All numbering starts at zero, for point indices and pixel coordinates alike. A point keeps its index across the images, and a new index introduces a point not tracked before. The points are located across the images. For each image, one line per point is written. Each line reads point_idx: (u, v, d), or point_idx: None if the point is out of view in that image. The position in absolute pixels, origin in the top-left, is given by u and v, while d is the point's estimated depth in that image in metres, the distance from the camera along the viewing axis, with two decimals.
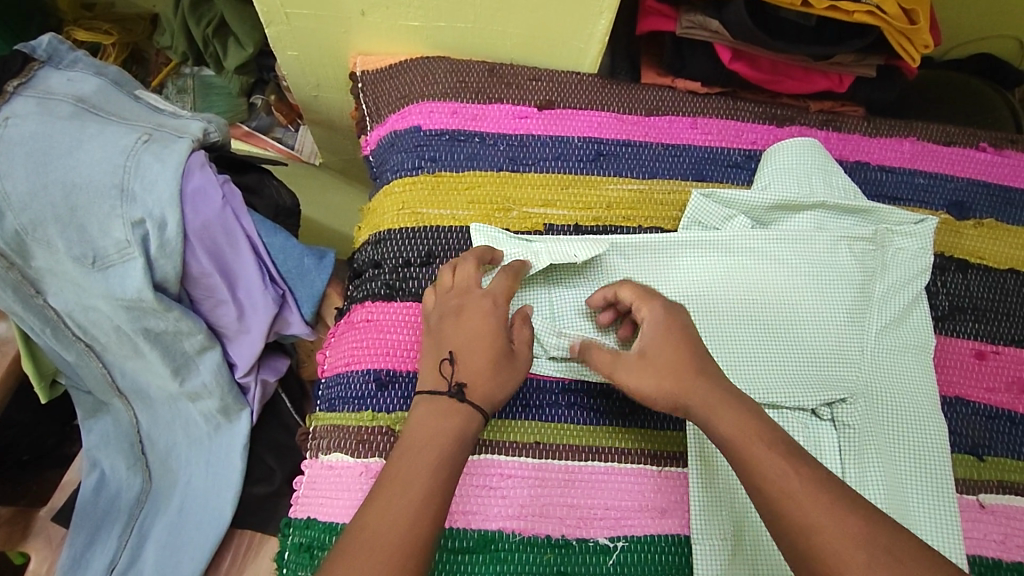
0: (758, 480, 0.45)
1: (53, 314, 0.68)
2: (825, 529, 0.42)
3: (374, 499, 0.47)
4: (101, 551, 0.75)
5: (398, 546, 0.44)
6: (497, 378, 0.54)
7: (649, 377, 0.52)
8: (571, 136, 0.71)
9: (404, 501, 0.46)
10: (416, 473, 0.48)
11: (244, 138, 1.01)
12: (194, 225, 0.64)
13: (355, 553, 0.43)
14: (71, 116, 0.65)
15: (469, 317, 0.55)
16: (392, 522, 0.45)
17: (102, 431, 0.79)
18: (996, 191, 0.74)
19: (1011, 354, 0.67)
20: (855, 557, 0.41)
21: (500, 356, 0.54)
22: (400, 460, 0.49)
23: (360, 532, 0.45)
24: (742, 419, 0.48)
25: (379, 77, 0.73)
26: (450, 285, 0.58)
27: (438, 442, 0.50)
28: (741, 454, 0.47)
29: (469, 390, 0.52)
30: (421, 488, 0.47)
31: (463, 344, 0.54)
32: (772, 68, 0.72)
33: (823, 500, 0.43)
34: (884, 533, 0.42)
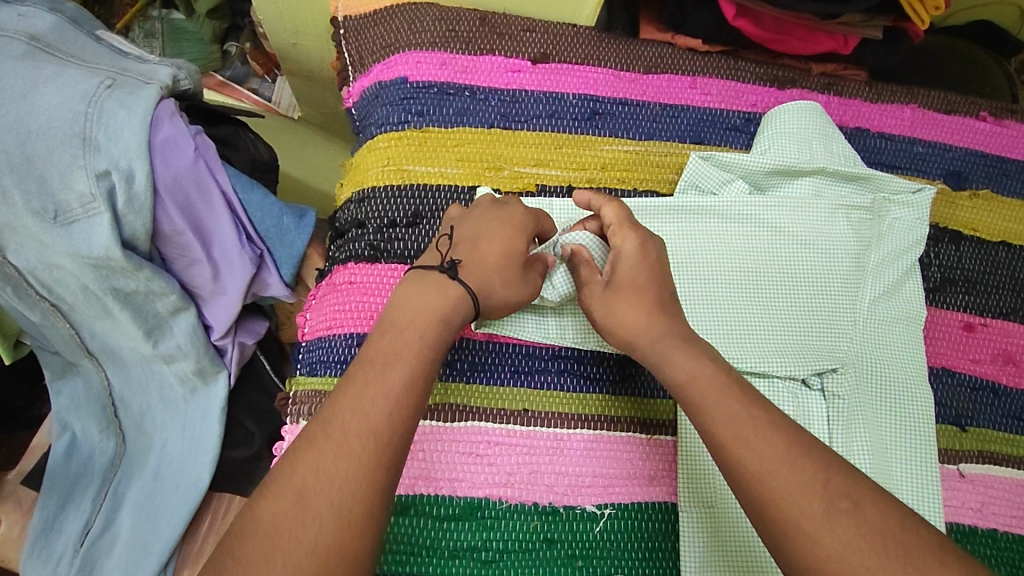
0: (709, 422, 0.44)
1: (14, 272, 0.64)
2: (776, 475, 0.40)
3: (341, 391, 0.43)
4: (74, 516, 0.73)
5: (371, 438, 0.41)
6: (498, 274, 0.51)
7: (610, 306, 0.52)
8: (565, 93, 0.67)
9: (377, 393, 0.43)
10: (389, 361, 0.45)
11: (218, 88, 0.95)
12: (164, 177, 0.60)
13: (320, 448, 0.40)
14: (23, 57, 0.59)
15: (495, 212, 0.55)
16: (364, 415, 0.42)
17: (72, 392, 0.75)
18: (993, 162, 0.72)
19: (999, 326, 0.67)
20: (807, 503, 0.39)
21: (510, 265, 0.52)
22: (376, 345, 0.46)
23: (326, 429, 0.41)
24: (691, 363, 0.47)
25: (363, 23, 0.68)
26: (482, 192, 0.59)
27: (421, 326, 0.47)
28: (695, 403, 0.45)
29: (463, 269, 0.51)
30: (396, 376, 0.44)
31: (478, 234, 0.53)
32: (776, 26, 0.68)
33: (777, 447, 0.41)
34: (841, 479, 0.40)
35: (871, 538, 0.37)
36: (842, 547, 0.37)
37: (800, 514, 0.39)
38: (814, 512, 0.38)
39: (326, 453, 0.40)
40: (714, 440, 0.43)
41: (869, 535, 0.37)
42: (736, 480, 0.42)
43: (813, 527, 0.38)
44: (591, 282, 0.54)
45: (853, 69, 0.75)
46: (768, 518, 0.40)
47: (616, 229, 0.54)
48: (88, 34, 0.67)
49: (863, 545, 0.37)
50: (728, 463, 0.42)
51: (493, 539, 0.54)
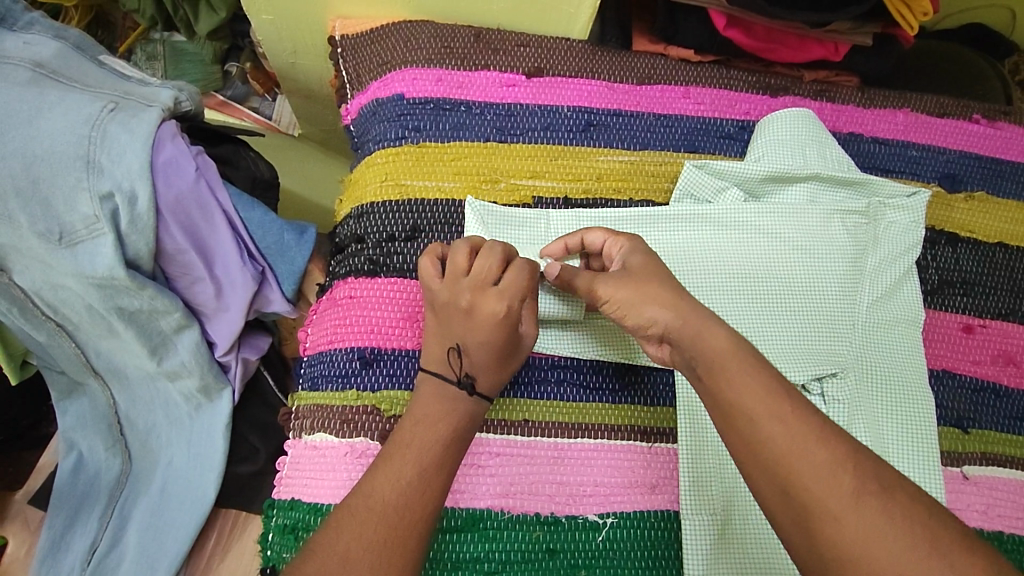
0: (743, 395, 0.42)
1: (20, 293, 0.65)
2: (808, 455, 0.39)
3: (380, 467, 0.47)
4: (81, 534, 0.74)
5: (408, 516, 0.44)
6: (506, 365, 0.53)
7: (632, 297, 0.49)
8: (560, 106, 0.68)
9: (413, 473, 0.46)
10: (426, 448, 0.48)
11: (218, 107, 0.97)
12: (167, 198, 0.61)
13: (363, 517, 0.44)
14: (29, 82, 0.61)
15: (481, 319, 0.51)
16: (401, 493, 0.45)
17: (78, 411, 0.76)
18: (987, 163, 0.73)
19: (999, 327, 0.67)
20: (837, 483, 0.38)
21: (509, 348, 0.52)
22: (409, 430, 0.49)
23: (368, 500, 0.45)
24: (729, 338, 0.44)
25: (359, 42, 0.70)
26: (459, 272, 0.53)
27: (452, 418, 0.50)
28: (731, 375, 0.42)
29: (478, 382, 0.52)
30: (430, 462, 0.47)
31: (475, 341, 0.51)
32: (766, 35, 0.69)
33: (811, 427, 0.40)
34: (868, 463, 0.39)
35: (900, 522, 0.36)
36: (869, 531, 0.36)
37: (831, 496, 0.37)
38: (846, 495, 0.37)
39: (366, 524, 0.43)
40: (747, 422, 0.41)
41: (900, 521, 0.37)
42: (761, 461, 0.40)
43: (840, 508, 0.37)
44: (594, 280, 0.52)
45: (845, 75, 0.75)
46: (796, 494, 0.38)
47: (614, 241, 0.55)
48: (91, 59, 0.68)
49: (893, 529, 0.36)
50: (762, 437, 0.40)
51: (496, 550, 0.54)
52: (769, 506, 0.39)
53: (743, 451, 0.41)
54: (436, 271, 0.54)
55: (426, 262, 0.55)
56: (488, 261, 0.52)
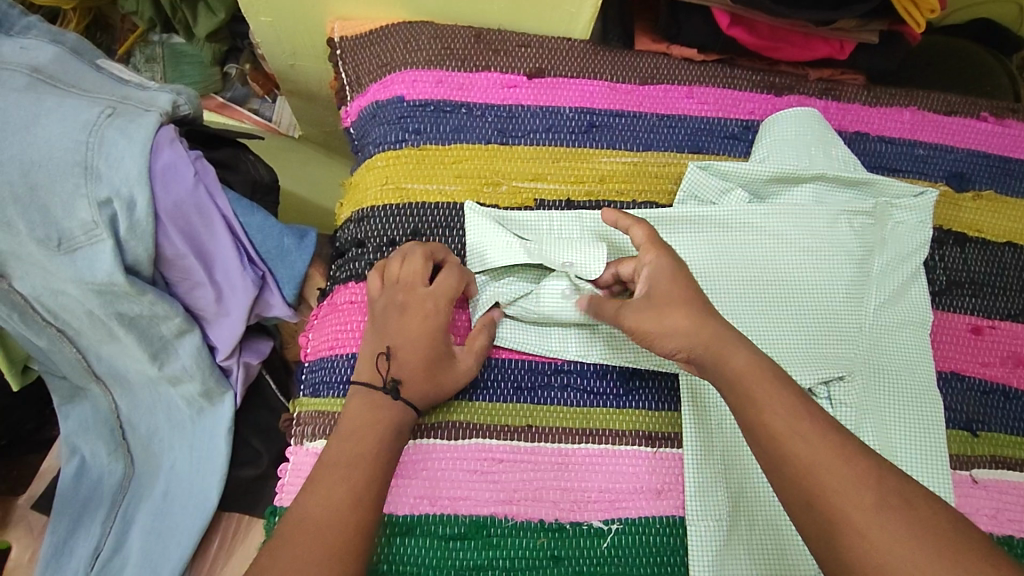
0: (763, 412, 0.43)
1: (20, 299, 0.65)
2: (829, 467, 0.40)
3: (313, 487, 0.48)
4: (84, 540, 0.73)
5: (345, 532, 0.46)
6: (433, 375, 0.54)
7: (655, 320, 0.50)
8: (562, 106, 0.68)
9: (346, 489, 0.48)
10: (356, 462, 0.49)
11: (218, 110, 0.96)
12: (165, 203, 0.61)
13: (299, 538, 0.45)
14: (26, 88, 0.60)
15: (413, 317, 0.56)
16: (335, 509, 0.47)
17: (80, 416, 0.76)
18: (995, 162, 0.72)
19: (1008, 328, 0.66)
20: (857, 496, 0.39)
21: (438, 357, 0.55)
22: (338, 446, 0.50)
23: (304, 521, 0.46)
24: (751, 357, 0.46)
25: (359, 44, 0.69)
26: (395, 279, 0.57)
27: (380, 430, 0.51)
28: (752, 394, 0.44)
29: (403, 388, 0.53)
30: (361, 477, 0.48)
31: (405, 341, 0.55)
32: (770, 34, 0.68)
33: (831, 441, 0.41)
34: (890, 476, 0.40)
35: (922, 533, 0.38)
36: (892, 540, 0.37)
37: (849, 505, 0.39)
38: (866, 505, 0.39)
39: (303, 544, 0.45)
40: (772, 438, 0.42)
41: (922, 532, 0.38)
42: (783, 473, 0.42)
43: (863, 519, 0.38)
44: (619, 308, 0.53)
45: (850, 73, 0.74)
46: (817, 506, 0.40)
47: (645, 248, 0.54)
48: (89, 63, 0.68)
49: (914, 539, 0.37)
50: (782, 450, 0.42)
51: (500, 558, 0.54)
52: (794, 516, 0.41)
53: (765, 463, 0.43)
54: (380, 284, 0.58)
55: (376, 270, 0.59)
56: (417, 266, 0.57)
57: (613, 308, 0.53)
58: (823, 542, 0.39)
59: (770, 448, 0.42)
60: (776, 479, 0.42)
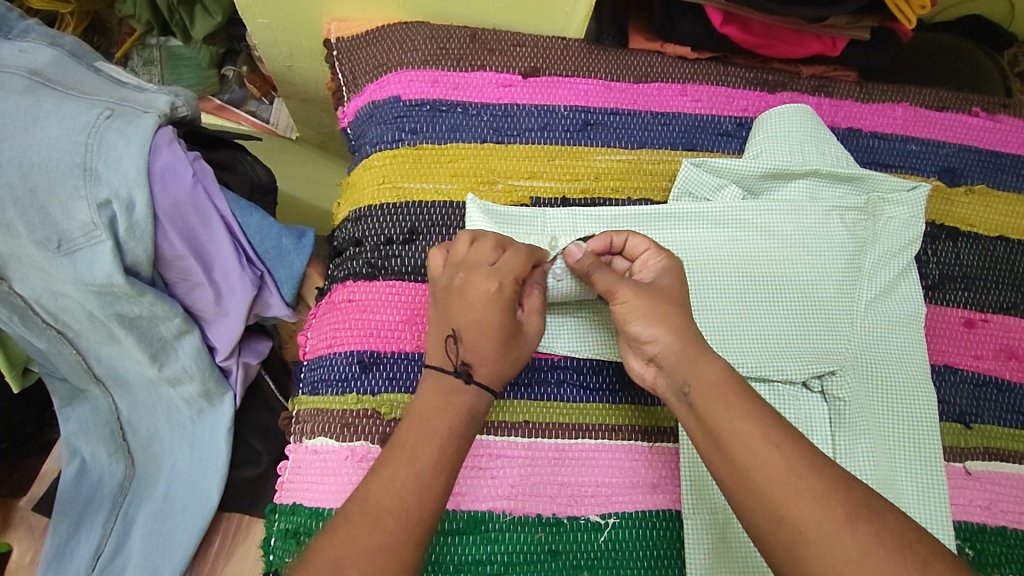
0: (725, 430, 0.43)
1: (21, 301, 0.65)
2: (795, 483, 0.40)
3: (379, 469, 0.46)
4: (86, 540, 0.74)
5: (407, 519, 0.43)
6: (502, 354, 0.52)
7: (646, 307, 0.50)
8: (557, 105, 0.68)
9: (413, 473, 0.45)
10: (426, 445, 0.47)
11: (216, 112, 0.96)
12: (164, 205, 0.61)
13: (356, 524, 0.43)
14: (25, 91, 0.61)
15: (478, 298, 0.52)
16: (399, 494, 0.44)
17: (81, 417, 0.76)
18: (987, 156, 0.72)
19: (1000, 321, 0.66)
20: (825, 510, 0.39)
21: (506, 334, 0.52)
22: (409, 429, 0.48)
23: (364, 506, 0.44)
24: (715, 372, 0.46)
25: (355, 44, 0.69)
26: (459, 258, 0.54)
27: (454, 413, 0.49)
28: (713, 412, 0.44)
29: (475, 370, 0.51)
30: (429, 462, 0.46)
31: (471, 323, 0.51)
32: (763, 32, 0.69)
33: (795, 456, 0.41)
34: (856, 492, 0.40)
35: (887, 547, 0.38)
36: (858, 555, 0.37)
37: (817, 522, 0.39)
38: (833, 521, 0.39)
39: (364, 529, 0.42)
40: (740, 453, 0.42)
41: (887, 546, 0.38)
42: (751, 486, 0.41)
43: (830, 536, 0.38)
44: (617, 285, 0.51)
45: (843, 70, 0.75)
46: (786, 525, 0.39)
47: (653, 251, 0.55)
48: (87, 66, 0.68)
49: (880, 554, 0.37)
50: (747, 468, 0.41)
51: (499, 552, 0.54)
52: (762, 536, 0.40)
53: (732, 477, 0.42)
54: (443, 262, 0.56)
55: (440, 246, 0.57)
56: (483, 250, 0.54)
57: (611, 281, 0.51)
58: (789, 561, 0.39)
59: (736, 466, 0.42)
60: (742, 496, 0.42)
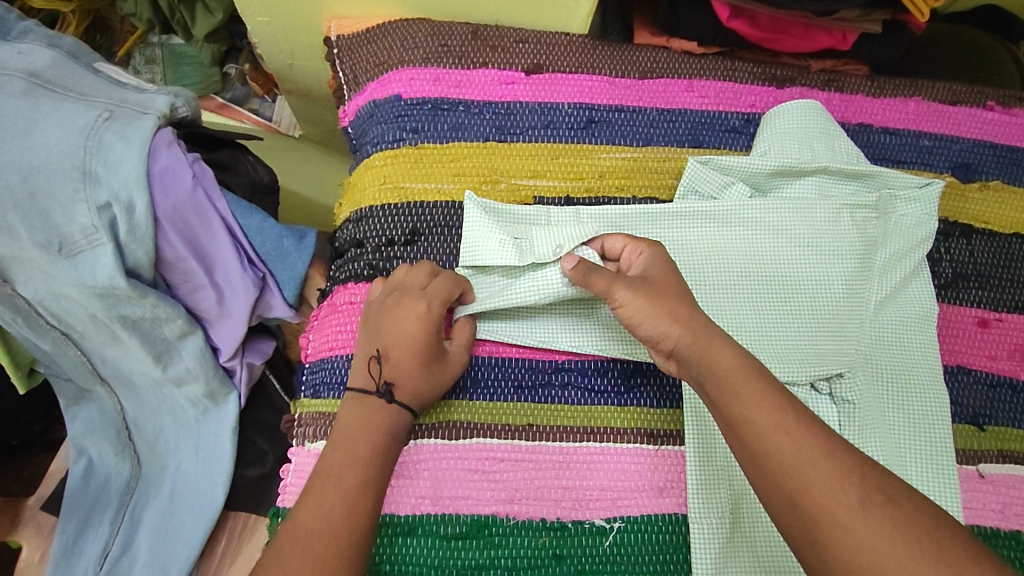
0: (743, 414, 0.43)
1: (24, 303, 0.65)
2: (811, 465, 0.40)
3: (305, 499, 0.48)
4: (93, 539, 0.74)
5: (334, 542, 0.45)
6: (425, 379, 0.54)
7: (652, 306, 0.49)
8: (561, 102, 0.67)
9: (338, 498, 0.47)
10: (346, 470, 0.49)
11: (218, 110, 0.97)
12: (164, 207, 0.61)
13: (287, 553, 0.45)
14: (24, 93, 0.60)
15: (403, 319, 0.55)
16: (325, 520, 0.46)
17: (87, 418, 0.76)
18: (1002, 152, 0.71)
19: (1015, 321, 0.65)
20: (841, 493, 0.38)
21: (429, 358, 0.55)
22: (331, 456, 0.50)
23: (291, 536, 0.46)
24: (731, 354, 0.46)
25: (356, 42, 0.69)
26: (391, 285, 0.57)
27: (371, 433, 0.51)
28: (731, 394, 0.44)
29: (397, 391, 0.53)
30: (353, 486, 0.48)
31: (395, 343, 0.54)
32: (772, 26, 0.67)
33: (812, 438, 0.41)
34: (874, 475, 0.39)
35: (907, 532, 0.37)
36: (877, 540, 0.37)
37: (835, 505, 0.38)
38: (850, 503, 0.38)
39: (294, 558, 0.44)
40: (756, 436, 0.42)
41: (906, 531, 0.37)
42: (765, 469, 0.41)
43: (846, 517, 0.38)
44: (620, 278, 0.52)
45: (854, 64, 0.73)
46: (802, 509, 0.39)
47: (633, 246, 0.56)
48: (87, 66, 0.68)
49: (899, 539, 0.37)
50: (764, 451, 0.41)
51: (502, 557, 0.54)
52: (778, 517, 0.40)
53: (750, 464, 0.42)
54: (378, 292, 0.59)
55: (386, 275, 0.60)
56: (410, 274, 0.58)
57: (609, 280, 0.51)
58: (806, 545, 0.39)
59: (753, 451, 0.42)
60: (760, 479, 0.41)
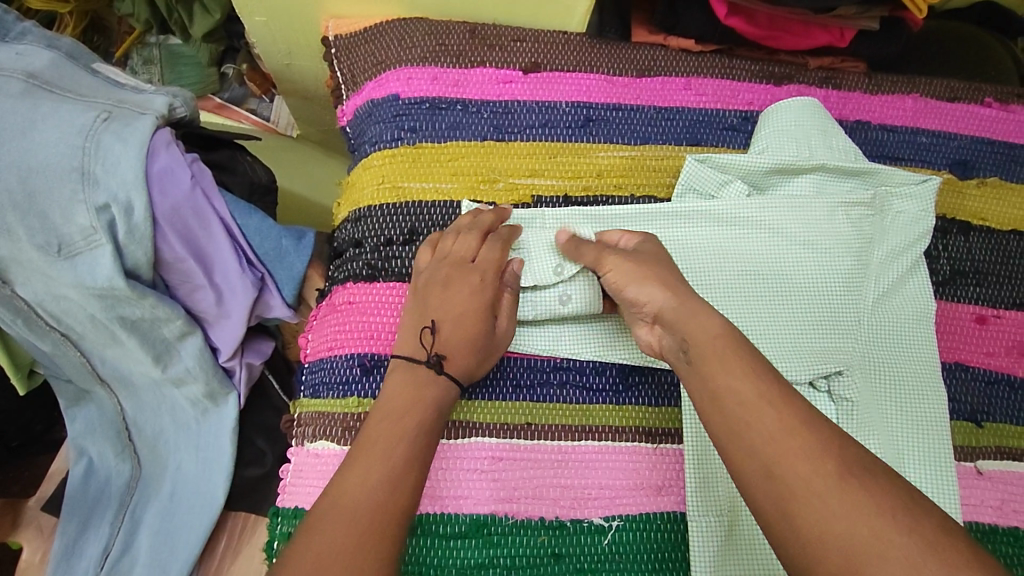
0: (723, 384, 0.42)
1: (23, 305, 0.65)
2: (786, 436, 0.39)
3: (350, 468, 0.46)
4: (93, 540, 0.74)
5: (377, 510, 0.43)
6: (474, 355, 0.54)
7: (636, 271, 0.52)
8: (559, 101, 0.67)
9: (382, 468, 0.46)
10: (392, 442, 0.47)
11: (216, 110, 0.96)
12: (163, 207, 0.61)
13: (331, 520, 0.43)
14: (22, 94, 0.60)
15: (455, 291, 0.55)
16: (368, 488, 0.44)
17: (87, 418, 0.76)
18: (1001, 148, 0.71)
19: (1013, 318, 0.65)
20: (816, 465, 0.37)
21: (480, 332, 0.55)
22: (375, 426, 0.49)
23: (332, 504, 0.44)
24: (716, 328, 0.46)
25: (353, 42, 0.69)
26: (445, 254, 0.58)
27: (413, 407, 0.50)
28: (711, 365, 0.44)
29: (447, 363, 0.53)
30: (399, 456, 0.47)
31: (447, 315, 0.55)
32: (769, 23, 0.67)
33: (790, 411, 0.40)
34: (852, 452, 0.38)
35: (881, 508, 0.35)
36: (848, 513, 0.35)
37: (806, 477, 0.37)
38: (823, 475, 0.37)
39: (339, 524, 0.42)
40: (731, 405, 0.41)
41: (879, 506, 0.35)
42: (740, 444, 0.40)
43: (817, 487, 0.36)
44: (604, 252, 0.55)
45: (851, 61, 0.73)
46: (774, 477, 0.38)
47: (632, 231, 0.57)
48: (84, 67, 0.68)
49: (870, 513, 0.35)
50: (739, 418, 0.41)
51: (501, 556, 0.54)
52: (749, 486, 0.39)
53: (726, 433, 0.41)
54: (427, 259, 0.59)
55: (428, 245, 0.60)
56: (468, 242, 0.58)
57: (596, 252, 0.55)
58: (777, 514, 0.37)
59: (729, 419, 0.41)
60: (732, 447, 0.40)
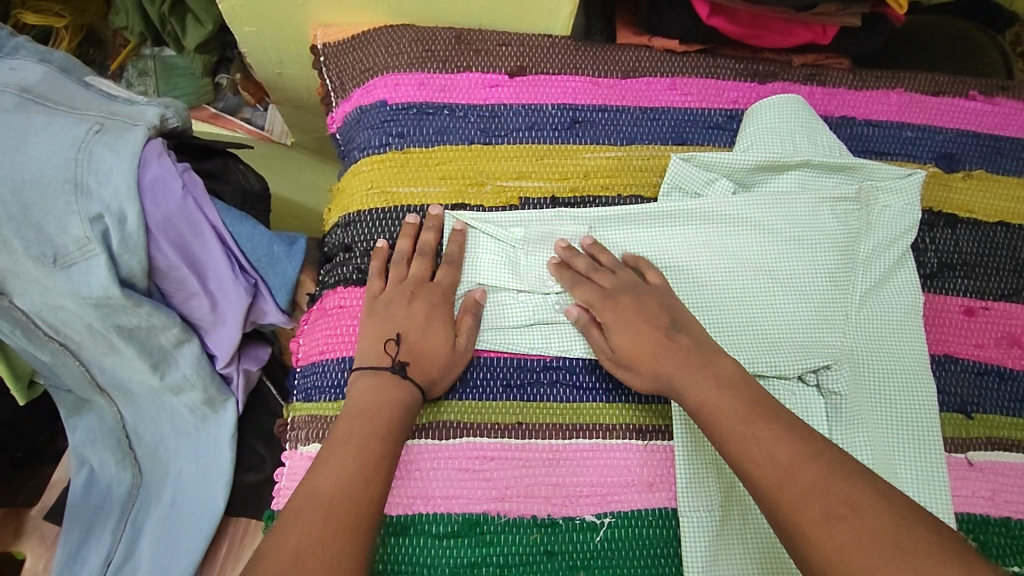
0: (725, 441, 0.48)
1: (21, 315, 0.66)
2: (780, 481, 0.44)
3: (323, 465, 0.49)
4: (95, 549, 0.74)
5: (350, 505, 0.47)
6: (439, 363, 0.56)
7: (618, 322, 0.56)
8: (545, 103, 0.68)
9: (354, 467, 0.49)
10: (363, 442, 0.50)
11: (208, 120, 0.96)
12: (155, 217, 0.62)
13: (307, 513, 0.46)
14: (16, 109, 0.61)
15: (418, 305, 0.58)
16: (342, 485, 0.48)
17: (87, 427, 0.77)
18: (986, 141, 0.71)
19: (1001, 309, 0.65)
20: (807, 505, 0.42)
21: (443, 341, 0.57)
22: (347, 426, 0.52)
23: (311, 500, 0.47)
24: (708, 385, 0.51)
25: (341, 49, 0.69)
26: (402, 273, 0.60)
27: (381, 407, 0.53)
28: (712, 424, 0.49)
29: (412, 368, 0.55)
30: (370, 457, 0.50)
31: (411, 326, 0.57)
32: (752, 22, 0.68)
33: (781, 456, 0.45)
34: (841, 484, 0.43)
35: (869, 536, 0.40)
36: (844, 546, 0.40)
37: (801, 518, 0.42)
38: (815, 514, 0.42)
39: (314, 519, 0.46)
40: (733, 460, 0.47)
41: (867, 535, 0.40)
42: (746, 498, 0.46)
43: (812, 528, 0.42)
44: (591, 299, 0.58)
45: (836, 57, 0.74)
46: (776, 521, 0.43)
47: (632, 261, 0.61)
48: (78, 81, 0.69)
49: (861, 542, 0.40)
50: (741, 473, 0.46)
51: (495, 554, 0.54)
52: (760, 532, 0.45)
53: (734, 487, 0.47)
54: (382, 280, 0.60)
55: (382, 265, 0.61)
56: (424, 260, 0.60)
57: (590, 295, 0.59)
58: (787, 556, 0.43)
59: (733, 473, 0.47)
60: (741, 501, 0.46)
